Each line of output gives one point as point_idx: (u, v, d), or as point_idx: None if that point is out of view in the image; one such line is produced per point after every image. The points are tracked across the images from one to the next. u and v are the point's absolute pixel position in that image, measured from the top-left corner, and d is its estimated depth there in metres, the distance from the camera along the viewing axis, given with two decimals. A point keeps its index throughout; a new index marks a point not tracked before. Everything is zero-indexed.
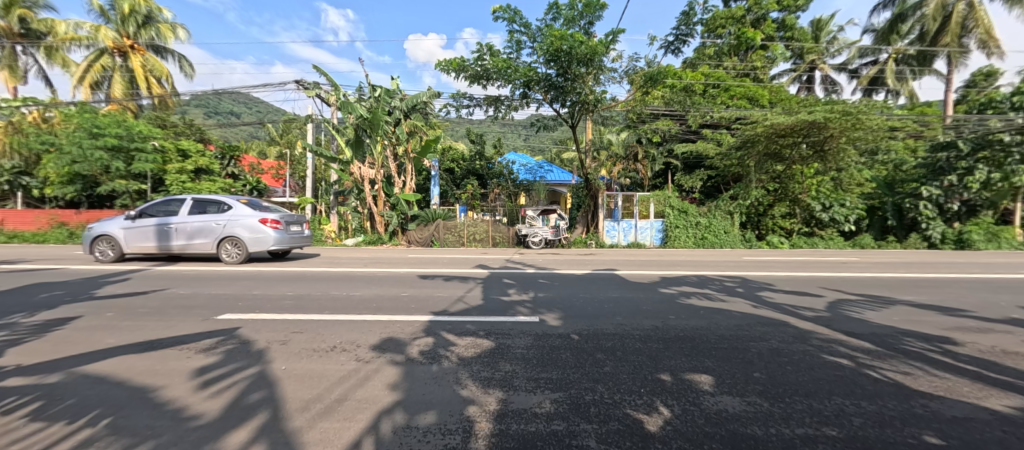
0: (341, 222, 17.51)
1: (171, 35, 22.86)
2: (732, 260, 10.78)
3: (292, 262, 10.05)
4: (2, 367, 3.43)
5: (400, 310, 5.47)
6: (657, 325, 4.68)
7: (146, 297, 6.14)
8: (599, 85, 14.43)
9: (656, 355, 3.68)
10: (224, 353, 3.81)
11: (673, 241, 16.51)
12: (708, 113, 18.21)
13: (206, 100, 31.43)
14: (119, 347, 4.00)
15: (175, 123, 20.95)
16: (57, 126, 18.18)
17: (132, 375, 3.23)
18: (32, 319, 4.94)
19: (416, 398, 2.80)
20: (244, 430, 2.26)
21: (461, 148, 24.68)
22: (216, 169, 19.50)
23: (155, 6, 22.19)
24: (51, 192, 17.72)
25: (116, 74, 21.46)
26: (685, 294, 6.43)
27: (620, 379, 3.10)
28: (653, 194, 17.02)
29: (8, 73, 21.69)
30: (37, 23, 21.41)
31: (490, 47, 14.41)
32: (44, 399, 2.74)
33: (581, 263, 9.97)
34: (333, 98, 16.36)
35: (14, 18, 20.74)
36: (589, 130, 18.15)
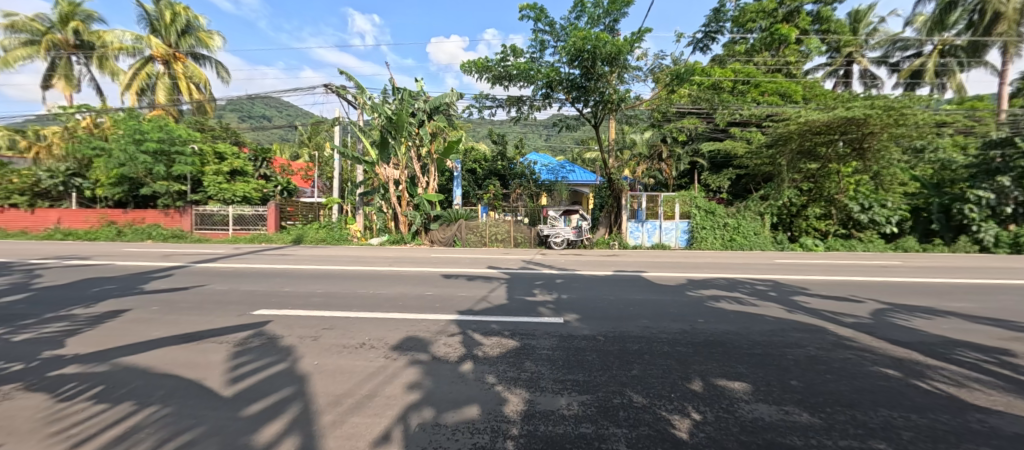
0: (367, 223, 17.76)
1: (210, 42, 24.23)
2: (764, 263, 10.33)
3: (320, 259, 10.34)
4: (62, 356, 3.74)
5: (425, 309, 5.55)
6: (685, 329, 4.57)
7: (187, 292, 6.49)
8: (623, 84, 14.20)
9: (683, 359, 3.57)
10: (259, 347, 3.99)
11: (699, 242, 16.07)
12: (737, 111, 17.46)
13: (241, 104, 33.22)
14: (163, 338, 4.26)
15: (213, 126, 21.68)
16: (107, 132, 19.55)
17: (171, 367, 3.40)
18: (88, 311, 5.32)
19: (441, 396, 2.82)
20: (274, 424, 2.36)
21: (483, 148, 24.76)
22: (250, 171, 20.18)
23: (194, 15, 23.50)
24: (101, 192, 18.97)
25: (159, 81, 22.73)
26: (715, 297, 6.23)
27: (649, 383, 3.03)
28: (678, 194, 16.63)
29: (65, 82, 23.45)
30: (91, 34, 22.93)
31: (513, 47, 14.31)
32: (99, 386, 2.99)
33: (605, 264, 9.83)
34: (359, 100, 16.67)
35: (69, 30, 22.44)
36: (613, 130, 17.59)
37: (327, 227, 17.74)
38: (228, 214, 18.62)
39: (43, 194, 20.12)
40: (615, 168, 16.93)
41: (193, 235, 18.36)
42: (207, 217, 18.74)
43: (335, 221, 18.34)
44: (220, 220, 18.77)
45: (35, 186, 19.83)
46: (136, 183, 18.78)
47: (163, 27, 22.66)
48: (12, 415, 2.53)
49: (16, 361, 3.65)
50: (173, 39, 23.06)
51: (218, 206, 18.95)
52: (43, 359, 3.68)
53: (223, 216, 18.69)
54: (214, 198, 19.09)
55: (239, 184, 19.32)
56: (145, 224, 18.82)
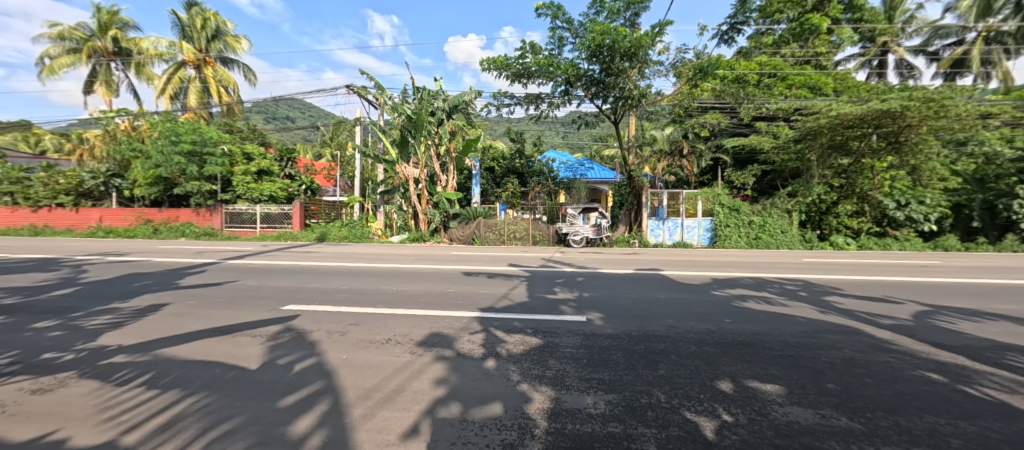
0: (387, 221, 18.02)
1: (238, 46, 25.08)
2: (792, 262, 9.98)
3: (344, 257, 10.59)
4: (109, 347, 3.96)
5: (447, 306, 5.61)
6: (711, 329, 4.46)
7: (221, 287, 6.76)
8: (644, 79, 13.96)
9: (711, 360, 3.49)
10: (290, 342, 4.11)
11: (723, 241, 15.66)
12: (763, 105, 16.90)
13: (266, 106, 34.31)
14: (200, 331, 4.45)
15: (241, 128, 22.34)
16: (144, 135, 20.52)
17: (208, 359, 3.55)
18: (131, 305, 5.61)
19: (467, 392, 2.84)
20: (308, 417, 2.42)
21: (501, 146, 24.77)
22: (276, 171, 20.80)
23: (223, 20, 24.40)
24: (139, 192, 19.92)
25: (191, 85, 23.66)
26: (742, 297, 6.07)
27: (677, 383, 2.97)
28: (700, 191, 16.29)
29: (106, 87, 24.64)
30: (128, 42, 24.11)
31: (532, 44, 14.26)
32: (144, 375, 3.15)
33: (626, 263, 9.71)
34: (380, 100, 16.93)
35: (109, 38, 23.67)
36: (633, 126, 17.29)
37: (349, 225, 18.16)
38: (256, 213, 19.28)
39: (86, 194, 21.27)
40: (636, 165, 16.68)
41: (223, 233, 19.10)
42: (236, 215, 19.43)
43: (357, 219, 18.71)
44: (248, 219, 19.44)
45: (79, 186, 20.98)
46: (170, 183, 19.59)
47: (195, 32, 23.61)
48: (68, 403, 2.71)
49: (68, 352, 3.89)
50: (203, 44, 23.98)
51: (247, 205, 19.63)
52: (92, 350, 3.90)
53: (251, 215, 19.36)
54: (242, 197, 19.79)
55: (266, 183, 19.98)
56: (179, 222, 19.63)
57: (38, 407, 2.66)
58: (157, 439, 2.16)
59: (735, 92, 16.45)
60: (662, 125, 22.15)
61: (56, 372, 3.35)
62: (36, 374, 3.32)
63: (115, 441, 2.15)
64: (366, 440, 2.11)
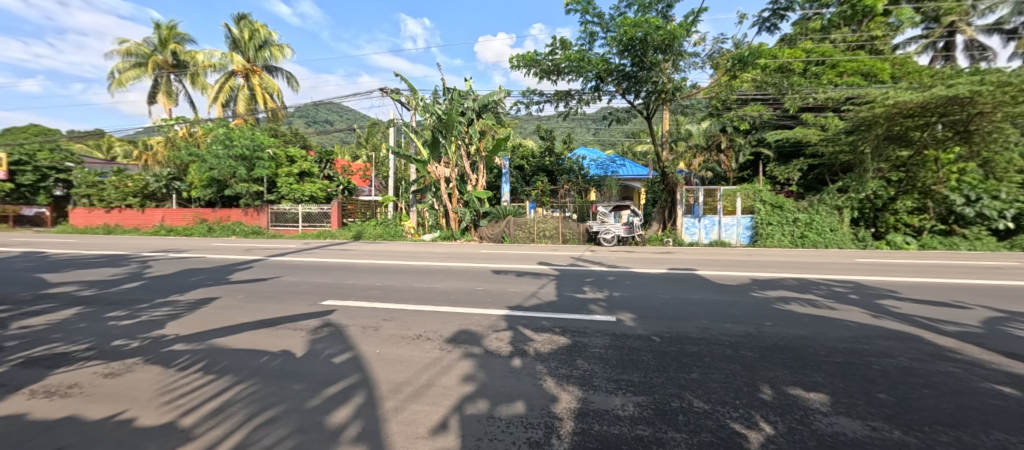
0: (419, 219, 18.45)
1: (281, 55, 26.52)
2: (842, 262, 9.31)
3: (378, 255, 10.98)
4: (169, 336, 4.33)
5: (477, 303, 5.69)
6: (749, 332, 4.26)
7: (266, 282, 7.21)
8: (679, 72, 13.46)
9: (748, 364, 3.34)
10: (328, 335, 4.32)
11: (765, 240, 14.88)
12: (810, 95, 15.87)
13: (306, 111, 36.12)
14: (248, 323, 4.77)
15: (284, 132, 23.58)
16: (200, 140, 22.19)
17: (254, 350, 3.81)
18: (188, 298, 6.11)
19: (495, 390, 2.87)
20: (344, 408, 2.55)
21: (530, 145, 24.74)
22: (316, 172, 21.86)
23: (269, 31, 25.89)
24: (196, 194, 21.37)
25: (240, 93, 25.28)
26: (784, 299, 5.75)
27: (710, 387, 2.87)
28: (740, 188, 15.59)
29: (166, 97, 26.89)
30: (185, 54, 26.11)
31: (562, 40, 14.11)
32: (200, 363, 3.43)
33: (658, 262, 9.45)
34: (412, 102, 17.37)
35: (168, 52, 25.73)
36: (667, 121, 16.70)
37: (384, 224, 18.82)
38: (298, 212, 20.36)
39: (150, 196, 23.08)
40: (669, 161, 16.14)
41: (269, 231, 20.35)
42: (281, 215, 20.62)
43: (391, 218, 19.36)
44: (291, 218, 20.57)
45: (144, 189, 22.84)
46: (222, 185, 20.88)
47: (244, 44, 25.24)
48: (135, 386, 3.00)
49: (135, 339, 4.30)
50: (251, 54, 25.57)
51: (290, 205, 20.80)
52: (155, 338, 4.29)
53: (294, 214, 20.46)
54: (286, 197, 20.98)
55: (307, 184, 21.08)
56: (230, 222, 21.02)
57: (111, 389, 2.98)
58: (209, 423, 2.35)
59: (778, 83, 15.55)
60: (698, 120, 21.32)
61: (125, 358, 3.73)
62: (109, 360, 3.71)
63: (174, 424, 2.37)
64: (397, 432, 2.20)
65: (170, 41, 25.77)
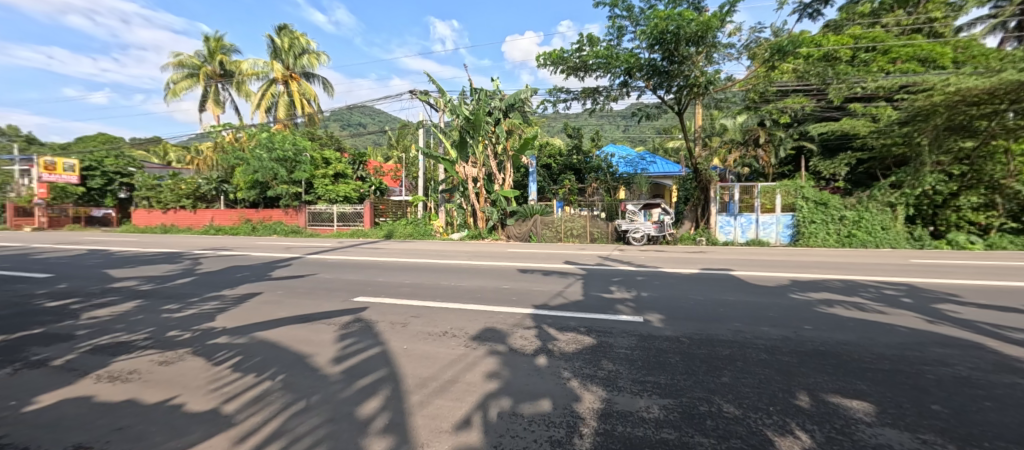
0: (448, 218, 18.76)
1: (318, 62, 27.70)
2: (895, 263, 8.66)
3: (407, 253, 11.27)
4: (217, 328, 4.66)
5: (502, 302, 5.73)
6: (787, 336, 4.05)
7: (303, 279, 7.58)
8: (712, 64, 12.97)
9: (785, 370, 3.16)
10: (359, 331, 4.48)
11: (807, 239, 14.09)
12: (859, 84, 14.84)
13: (340, 114, 37.62)
14: (286, 317, 5.04)
15: (321, 135, 24.65)
16: (244, 145, 23.60)
17: (291, 344, 4.02)
18: (234, 293, 6.54)
19: (518, 387, 2.88)
20: (372, 400, 2.65)
21: (558, 143, 24.63)
22: (349, 173, 22.81)
23: (307, 39, 27.10)
24: (241, 195, 22.72)
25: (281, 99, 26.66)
26: (826, 301, 5.41)
27: (742, 392, 2.73)
28: (780, 184, 14.87)
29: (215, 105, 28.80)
30: (231, 64, 27.80)
31: (589, 36, 13.91)
32: (243, 356, 3.67)
33: (690, 262, 9.15)
34: (440, 103, 17.69)
35: (216, 62, 27.50)
36: (700, 116, 16.12)
37: (413, 223, 19.29)
38: (333, 212, 21.24)
39: (201, 197, 24.74)
40: (702, 157, 15.57)
41: (307, 231, 21.35)
42: (317, 214, 21.59)
43: (420, 218, 19.82)
44: (327, 217, 21.49)
45: (195, 191, 24.51)
46: (264, 186, 22.31)
47: (284, 53, 26.57)
48: (186, 375, 3.24)
49: (187, 331, 4.65)
50: (291, 62, 26.87)
51: (326, 205, 21.76)
52: (204, 330, 4.63)
53: (329, 214, 21.37)
54: (322, 198, 21.96)
55: (341, 185, 22.02)
56: (272, 222, 22.24)
57: (165, 377, 3.24)
58: (250, 411, 2.52)
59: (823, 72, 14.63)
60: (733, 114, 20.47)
61: (177, 348, 4.03)
62: (164, 349, 4.03)
63: (219, 411, 2.55)
64: (422, 426, 2.26)
65: (218, 52, 27.54)
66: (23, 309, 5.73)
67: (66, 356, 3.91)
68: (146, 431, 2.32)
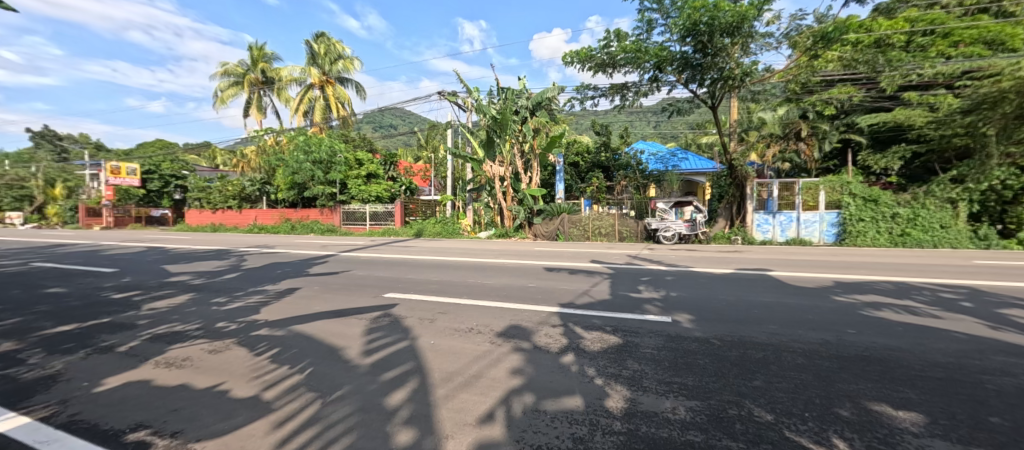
0: (475, 217, 18.97)
1: (352, 67, 28.73)
2: (954, 264, 7.97)
3: (435, 251, 11.52)
4: (259, 320, 4.97)
5: (528, 300, 5.77)
6: (827, 340, 3.82)
7: (337, 275, 7.94)
8: (748, 55, 12.41)
9: (824, 374, 2.97)
10: (388, 325, 4.64)
11: (854, 238, 13.24)
12: (914, 71, 13.74)
13: (371, 117, 38.86)
14: (321, 312, 5.29)
15: (354, 138, 25.57)
16: (284, 147, 24.85)
17: (325, 337, 4.22)
18: (274, 287, 6.93)
19: (541, 385, 2.89)
20: (400, 391, 2.75)
21: (586, 141, 24.36)
22: (381, 174, 23.54)
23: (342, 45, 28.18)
24: (281, 196, 24.03)
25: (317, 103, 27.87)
26: (873, 305, 5.07)
27: (775, 397, 2.55)
28: (823, 180, 14.12)
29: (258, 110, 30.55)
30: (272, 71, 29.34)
31: (617, 30, 13.65)
32: (282, 348, 3.90)
33: (724, 261, 8.81)
34: (468, 103, 17.92)
35: (259, 70, 29.12)
36: (735, 110, 15.45)
37: (442, 222, 19.65)
38: (365, 211, 22.00)
39: (246, 198, 26.29)
40: (738, 152, 14.91)
41: (342, 229, 22.24)
42: (351, 214, 22.43)
43: (449, 216, 20.18)
44: (360, 216, 22.29)
45: (241, 192, 26.12)
46: (302, 187, 23.47)
47: (320, 59, 27.73)
48: (232, 364, 3.49)
49: (234, 322, 5.00)
50: (327, 67, 28.00)
51: (359, 205, 22.57)
52: (249, 321, 4.96)
53: (362, 213, 22.15)
54: (355, 198, 22.77)
55: (373, 185, 22.76)
56: (309, 221, 23.31)
57: (214, 364, 3.51)
58: (288, 399, 2.69)
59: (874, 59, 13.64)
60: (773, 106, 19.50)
61: (224, 338, 4.34)
62: (213, 338, 4.34)
63: (261, 398, 2.73)
64: (446, 418, 2.32)
65: (260, 60, 29.15)
66: (94, 300, 6.34)
67: (129, 343, 4.30)
68: (198, 413, 2.53)
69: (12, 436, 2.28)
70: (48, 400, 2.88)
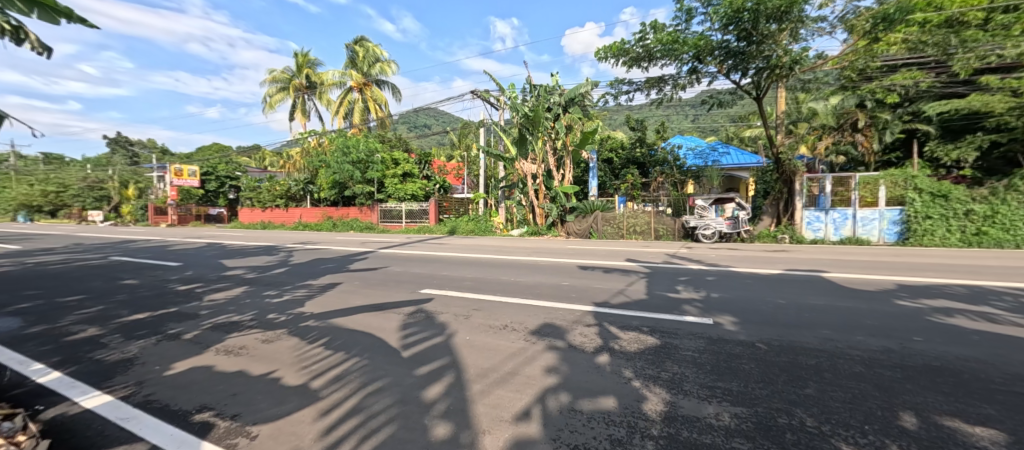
0: (508, 215, 19.10)
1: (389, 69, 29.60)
2: None
3: (469, 249, 11.71)
4: (305, 313, 5.27)
5: (561, 298, 5.74)
6: (889, 348, 3.53)
7: (376, 271, 8.26)
8: (798, 41, 11.63)
9: (885, 384, 2.75)
10: (425, 321, 4.78)
11: (920, 237, 12.12)
12: (994, 52, 12.33)
13: (405, 117, 39.97)
14: (362, 306, 5.53)
15: (390, 138, 26.40)
16: (324, 148, 26.07)
17: (366, 330, 4.41)
18: (318, 282, 7.32)
19: (577, 384, 2.87)
20: (436, 386, 2.84)
21: (620, 137, 23.84)
22: (416, 173, 24.15)
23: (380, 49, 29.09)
24: (324, 195, 25.35)
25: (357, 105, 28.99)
26: (944, 311, 4.62)
27: (831, 407, 2.38)
28: (884, 174, 13.05)
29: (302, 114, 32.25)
30: (315, 76, 30.81)
31: (653, 21, 13.19)
32: (326, 340, 4.11)
33: (770, 261, 8.34)
34: (500, 101, 18.00)
35: (304, 76, 30.66)
36: (783, 100, 14.55)
37: (475, 220, 19.90)
38: (401, 209, 22.69)
39: (291, 197, 27.89)
40: (785, 145, 14.05)
41: (379, 227, 23.10)
42: (387, 211, 23.22)
43: (482, 214, 20.41)
44: (396, 214, 23.01)
45: (287, 192, 27.74)
46: (342, 187, 24.62)
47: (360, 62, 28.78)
48: (282, 353, 3.73)
49: (283, 313, 5.34)
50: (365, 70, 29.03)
51: (395, 203, 23.27)
52: (297, 314, 5.28)
53: (398, 211, 22.85)
54: (392, 196, 23.53)
55: (409, 184, 23.44)
56: (348, 219, 24.40)
57: (267, 353, 3.77)
58: (334, 388, 2.84)
59: (945, 40, 12.37)
60: (824, 96, 18.22)
61: (275, 328, 4.64)
62: (265, 329, 4.66)
63: (309, 386, 2.90)
64: (482, 413, 2.37)
65: (305, 66, 30.68)
66: (163, 291, 6.99)
67: (193, 331, 4.69)
68: (253, 398, 2.73)
69: (99, 412, 2.57)
70: (127, 381, 3.20)
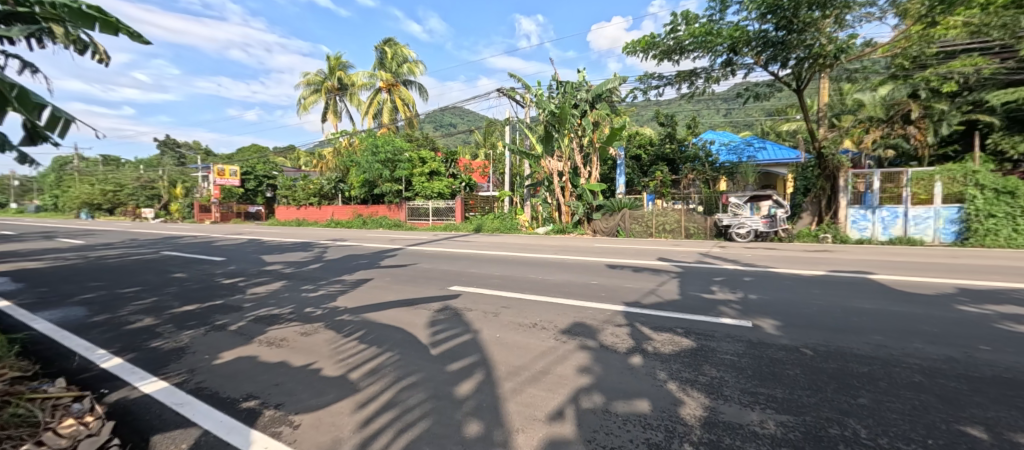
0: (533, 213, 19.07)
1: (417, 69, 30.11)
2: None
3: (495, 247, 11.79)
4: (340, 307, 5.48)
5: (590, 297, 5.69)
6: (950, 357, 3.29)
7: (405, 268, 8.46)
8: (844, 28, 10.97)
9: (947, 397, 2.56)
10: (455, 318, 4.86)
11: (982, 237, 11.21)
12: None
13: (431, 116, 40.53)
14: (393, 302, 5.69)
15: (417, 137, 26.87)
16: (354, 147, 26.88)
17: (398, 325, 4.53)
18: (351, 278, 7.56)
19: (610, 385, 2.85)
20: (467, 383, 2.88)
21: (648, 133, 23.26)
22: (442, 171, 24.49)
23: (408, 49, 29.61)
24: (354, 193, 26.22)
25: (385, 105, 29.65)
26: (1014, 318, 4.24)
27: (887, 419, 2.25)
28: (940, 168, 12.12)
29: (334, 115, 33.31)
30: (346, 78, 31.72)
31: (685, 12, 12.78)
32: (360, 335, 4.24)
33: (813, 262, 7.92)
34: (526, 98, 17.98)
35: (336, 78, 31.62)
36: (826, 91, 13.76)
37: (501, 218, 19.99)
38: (428, 207, 23.08)
39: (323, 196, 28.95)
40: (829, 139, 13.39)
41: (407, 224, 23.63)
42: (414, 209, 23.66)
43: (507, 212, 20.47)
44: (423, 212, 23.42)
45: (319, 191, 28.81)
46: (372, 185, 25.35)
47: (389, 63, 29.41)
48: (320, 346, 3.89)
49: (319, 307, 5.57)
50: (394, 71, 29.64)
51: (422, 201, 23.68)
52: (332, 308, 5.50)
53: (424, 209, 23.24)
54: (419, 194, 23.98)
55: (435, 182, 23.83)
56: (377, 216, 25.08)
57: (306, 345, 3.95)
58: (370, 381, 2.94)
59: (1014, 22, 11.33)
60: (872, 86, 17.10)
61: (312, 322, 4.84)
62: (303, 322, 4.88)
63: (346, 379, 3.02)
64: (515, 412, 2.40)
65: (336, 69, 31.60)
66: (209, 284, 7.44)
67: (237, 323, 4.97)
68: (295, 388, 2.87)
69: (158, 397, 2.78)
70: (180, 369, 3.44)
